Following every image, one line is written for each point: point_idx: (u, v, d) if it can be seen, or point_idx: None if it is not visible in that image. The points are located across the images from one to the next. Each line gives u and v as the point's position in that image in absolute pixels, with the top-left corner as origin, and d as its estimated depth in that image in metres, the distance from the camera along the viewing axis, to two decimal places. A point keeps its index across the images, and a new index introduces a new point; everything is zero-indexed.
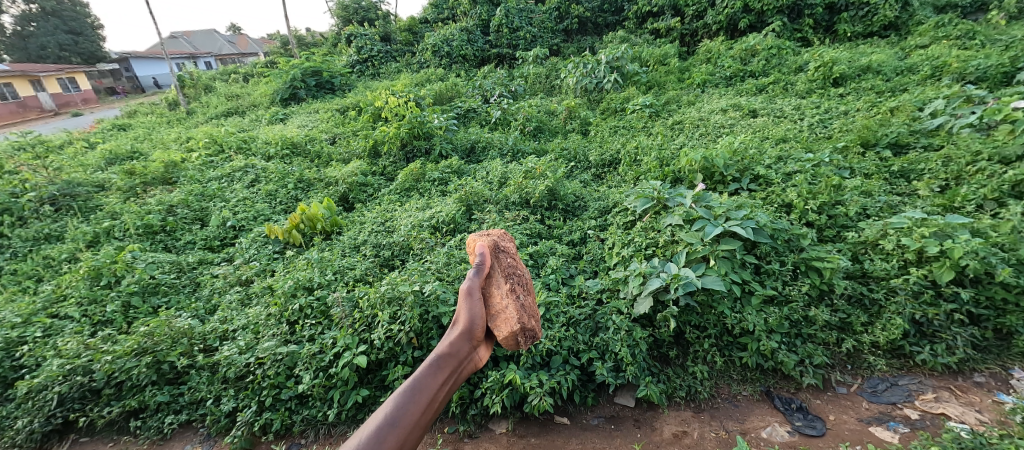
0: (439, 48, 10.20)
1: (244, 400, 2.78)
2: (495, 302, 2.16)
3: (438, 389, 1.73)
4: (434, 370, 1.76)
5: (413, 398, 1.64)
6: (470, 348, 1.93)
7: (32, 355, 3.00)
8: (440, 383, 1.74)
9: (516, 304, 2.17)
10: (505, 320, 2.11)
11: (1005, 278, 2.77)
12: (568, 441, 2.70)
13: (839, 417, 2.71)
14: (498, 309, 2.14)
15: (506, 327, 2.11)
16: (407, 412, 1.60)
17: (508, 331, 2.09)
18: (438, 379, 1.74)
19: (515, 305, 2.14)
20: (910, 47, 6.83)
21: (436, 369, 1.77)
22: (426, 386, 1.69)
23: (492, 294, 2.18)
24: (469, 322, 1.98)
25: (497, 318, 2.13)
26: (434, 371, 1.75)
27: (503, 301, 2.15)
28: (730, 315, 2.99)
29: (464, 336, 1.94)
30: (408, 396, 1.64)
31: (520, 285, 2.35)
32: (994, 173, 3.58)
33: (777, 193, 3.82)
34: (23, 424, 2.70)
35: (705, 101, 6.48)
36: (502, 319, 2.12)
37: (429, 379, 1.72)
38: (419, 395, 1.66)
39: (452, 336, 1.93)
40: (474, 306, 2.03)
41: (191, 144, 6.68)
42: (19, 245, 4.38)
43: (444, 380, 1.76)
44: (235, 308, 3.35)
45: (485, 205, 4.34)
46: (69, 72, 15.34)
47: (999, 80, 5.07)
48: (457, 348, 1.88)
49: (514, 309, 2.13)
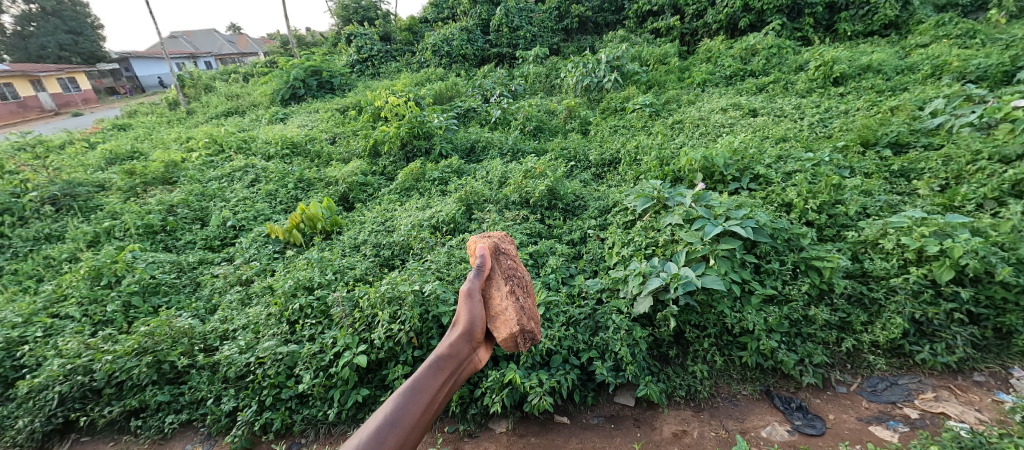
0: (439, 47, 10.20)
1: (245, 400, 2.79)
2: (495, 304, 2.16)
3: (439, 389, 1.74)
4: (435, 371, 1.76)
5: (413, 398, 1.64)
6: (470, 349, 1.93)
7: (33, 355, 3.01)
8: (440, 384, 1.74)
9: (516, 305, 2.17)
10: (505, 321, 2.12)
11: (1005, 278, 2.77)
12: (568, 440, 2.71)
13: (839, 416, 2.71)
14: (498, 310, 2.15)
15: (505, 328, 2.12)
16: (407, 412, 1.60)
17: (507, 333, 2.10)
18: (438, 380, 1.75)
19: (515, 306, 2.15)
20: (910, 46, 6.84)
21: (436, 370, 1.77)
22: (426, 387, 1.70)
23: (492, 295, 2.18)
24: (469, 323, 1.98)
25: (497, 319, 2.14)
26: (434, 372, 1.76)
27: (503, 303, 2.15)
28: (730, 314, 2.99)
29: (464, 337, 1.95)
30: (408, 396, 1.64)
31: (519, 287, 2.36)
32: (994, 172, 3.58)
33: (777, 193, 3.83)
34: (24, 424, 2.70)
35: (705, 101, 6.48)
36: (502, 320, 2.13)
37: (429, 380, 1.73)
38: (420, 396, 1.66)
39: (452, 337, 1.93)
40: (474, 308, 2.03)
41: (191, 144, 6.68)
42: (19, 245, 4.39)
43: (444, 380, 1.76)
44: (235, 308, 3.36)
45: (485, 205, 4.34)
46: (69, 72, 15.36)
47: (999, 79, 5.07)
48: (457, 349, 1.89)
49: (514, 311, 2.14)
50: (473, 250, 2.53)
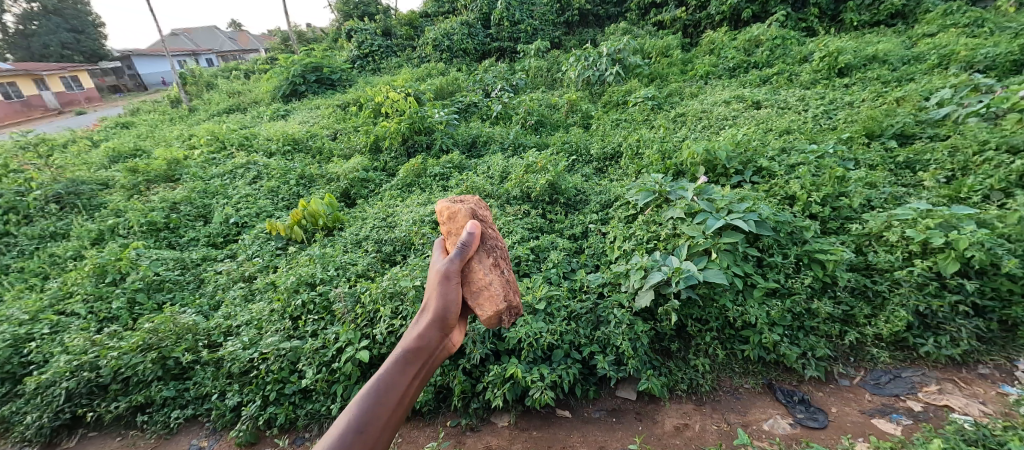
0: (440, 42, 10.14)
1: (249, 395, 2.80)
2: (479, 279, 2.15)
3: (409, 384, 1.76)
4: (404, 365, 1.77)
5: (380, 398, 1.67)
6: (442, 335, 1.92)
7: (40, 352, 3.04)
8: (410, 379, 1.76)
9: (499, 280, 2.19)
10: (490, 298, 2.13)
11: (1011, 270, 2.75)
12: (570, 434, 2.71)
13: (842, 409, 2.70)
14: (482, 286, 2.14)
15: (491, 305, 2.14)
16: (376, 414, 1.64)
17: (492, 310, 2.13)
18: (408, 374, 1.76)
19: (498, 282, 2.15)
20: (917, 35, 6.77)
21: (405, 364, 1.78)
22: (394, 385, 1.72)
23: (475, 271, 2.15)
24: (442, 308, 1.95)
25: (483, 296, 2.14)
26: (403, 367, 1.76)
27: (487, 278, 2.15)
28: (732, 308, 2.99)
29: (436, 322, 1.92)
30: (376, 395, 1.67)
31: (501, 258, 2.34)
32: (1001, 163, 3.56)
33: (780, 186, 3.81)
34: (33, 419, 2.75)
35: (709, 93, 6.43)
36: (487, 297, 2.13)
37: (397, 376, 1.74)
38: (387, 394, 1.69)
39: (423, 325, 1.91)
40: (448, 292, 1.99)
41: (193, 142, 6.70)
42: (24, 244, 4.42)
43: (414, 374, 1.78)
44: (239, 304, 3.39)
45: (486, 200, 4.33)
46: (72, 71, 15.44)
47: (1008, 68, 5.01)
48: (428, 338, 1.87)
49: (498, 286, 2.15)
50: (450, 214, 2.37)
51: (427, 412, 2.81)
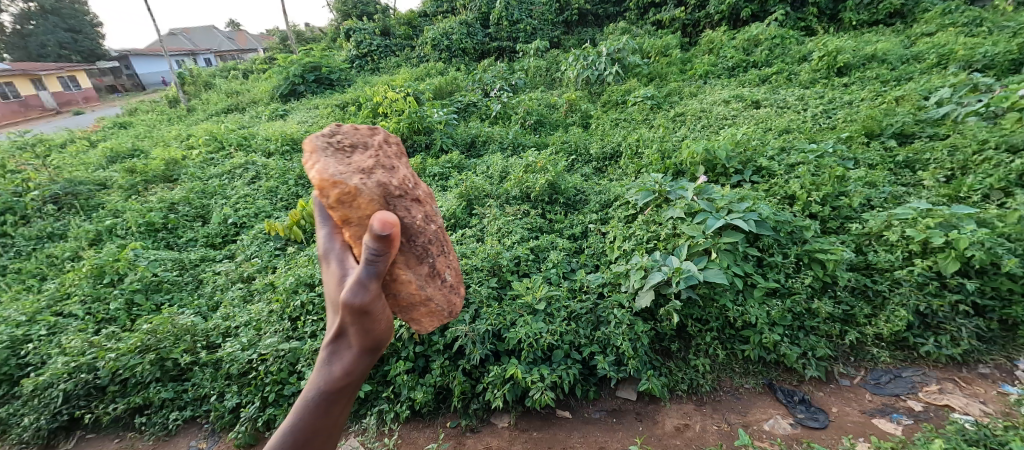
0: (439, 41, 10.12)
1: (247, 396, 2.79)
2: (412, 289, 1.87)
3: (332, 423, 1.51)
4: (325, 409, 1.48)
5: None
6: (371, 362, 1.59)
7: (38, 353, 3.03)
8: (334, 420, 1.51)
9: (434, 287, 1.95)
10: (426, 307, 1.94)
11: (1011, 269, 2.75)
12: (570, 435, 2.70)
13: (842, 410, 2.69)
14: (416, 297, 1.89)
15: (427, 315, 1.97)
16: None
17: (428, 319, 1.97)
18: (332, 416, 1.50)
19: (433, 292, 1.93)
20: (916, 35, 6.77)
21: (327, 407, 1.48)
22: (316, 433, 1.47)
23: (405, 279, 1.83)
24: (372, 336, 1.53)
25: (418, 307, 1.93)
26: (325, 411, 1.48)
27: (422, 289, 1.89)
28: (732, 308, 2.98)
29: (365, 352, 1.54)
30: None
31: (434, 244, 1.95)
32: (1000, 162, 3.56)
33: (780, 185, 3.81)
34: (30, 421, 2.73)
35: (708, 92, 6.42)
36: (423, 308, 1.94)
37: (320, 422, 1.47)
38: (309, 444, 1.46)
39: (347, 358, 1.51)
40: (377, 320, 1.52)
41: (192, 142, 6.68)
42: (22, 245, 4.40)
43: (339, 411, 1.52)
44: (238, 305, 3.38)
45: (485, 200, 4.32)
46: (70, 70, 15.40)
47: (1006, 68, 5.01)
48: (354, 372, 1.53)
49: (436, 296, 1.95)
50: (347, 193, 1.74)
51: (426, 413, 2.80)
